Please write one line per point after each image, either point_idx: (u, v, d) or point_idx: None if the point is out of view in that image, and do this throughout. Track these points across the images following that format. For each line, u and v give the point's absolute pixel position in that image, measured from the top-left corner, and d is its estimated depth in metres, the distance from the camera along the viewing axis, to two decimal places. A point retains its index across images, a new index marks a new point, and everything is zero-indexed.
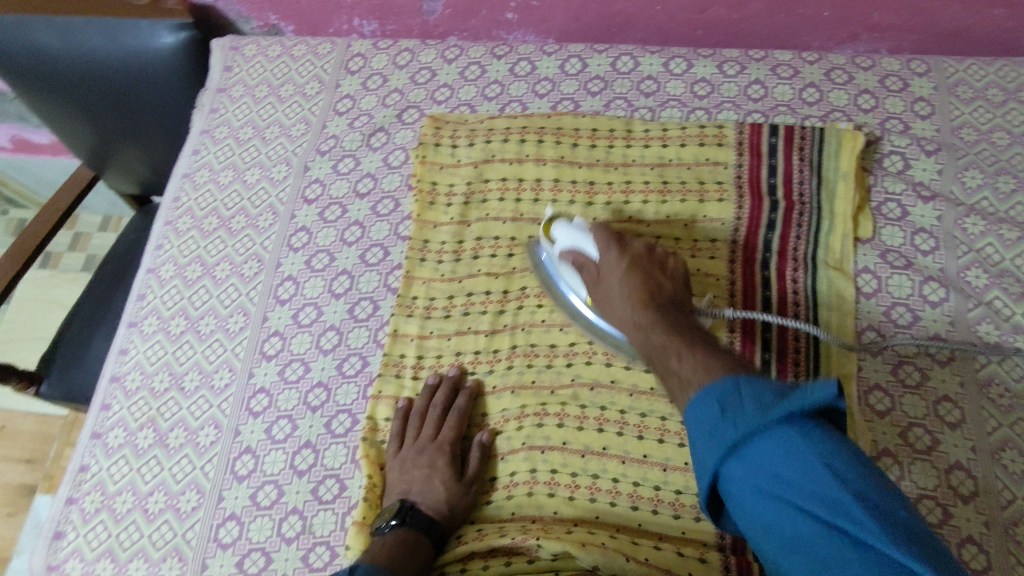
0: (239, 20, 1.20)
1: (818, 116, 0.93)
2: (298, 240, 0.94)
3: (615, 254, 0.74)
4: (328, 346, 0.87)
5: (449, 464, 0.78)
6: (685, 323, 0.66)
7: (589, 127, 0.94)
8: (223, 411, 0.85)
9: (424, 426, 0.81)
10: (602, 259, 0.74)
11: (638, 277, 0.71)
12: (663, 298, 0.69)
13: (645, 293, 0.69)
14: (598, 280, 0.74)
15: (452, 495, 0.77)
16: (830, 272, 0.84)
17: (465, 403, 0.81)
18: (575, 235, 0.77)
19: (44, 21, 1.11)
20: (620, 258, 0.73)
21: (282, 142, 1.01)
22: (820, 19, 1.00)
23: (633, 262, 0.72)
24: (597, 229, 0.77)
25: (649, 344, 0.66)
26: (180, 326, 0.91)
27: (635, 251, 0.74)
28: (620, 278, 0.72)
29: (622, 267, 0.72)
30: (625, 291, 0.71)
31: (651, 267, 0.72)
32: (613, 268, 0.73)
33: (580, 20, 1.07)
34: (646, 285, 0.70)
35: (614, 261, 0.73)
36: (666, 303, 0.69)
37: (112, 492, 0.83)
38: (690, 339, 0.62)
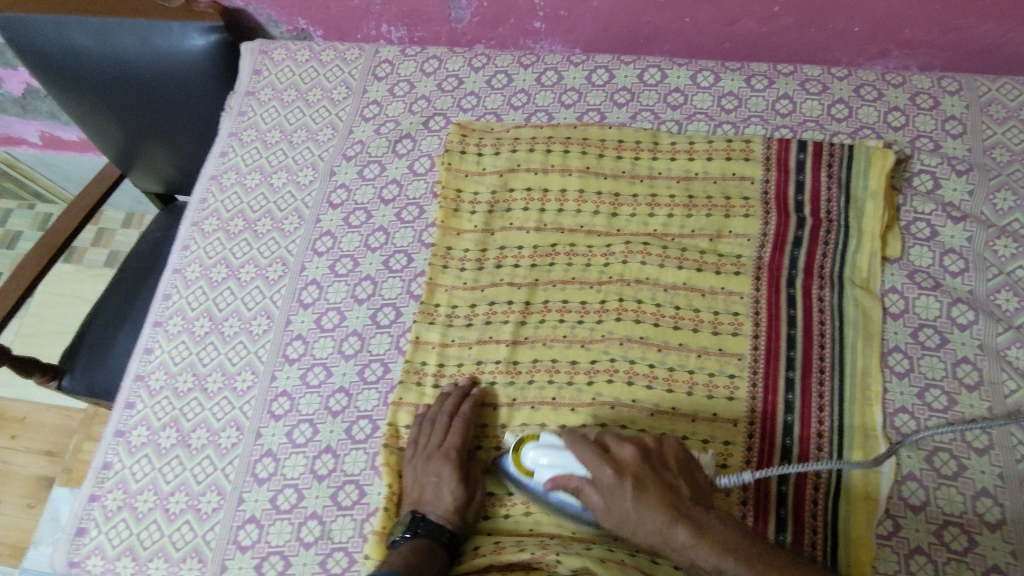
0: (269, 24, 1.21)
1: (847, 133, 0.93)
2: (323, 244, 0.95)
3: (611, 475, 0.69)
4: (350, 351, 0.88)
5: (457, 471, 0.77)
6: (727, 529, 0.65)
7: (615, 139, 0.94)
8: (245, 413, 0.86)
9: (433, 433, 0.80)
10: (598, 480, 0.69)
11: (650, 501, 0.67)
12: (686, 507, 0.67)
13: (668, 513, 0.66)
14: (605, 508, 0.69)
15: (461, 503, 0.76)
16: (857, 291, 0.83)
17: (471, 410, 0.81)
18: (558, 459, 0.72)
19: (81, 23, 1.13)
20: (624, 480, 0.68)
21: (309, 146, 1.02)
22: (850, 34, 1.00)
23: (638, 482, 0.68)
24: (578, 449, 0.71)
25: (702, 573, 0.63)
26: (204, 327, 0.92)
27: (631, 464, 0.69)
28: (631, 503, 0.67)
29: (629, 490, 0.67)
30: (643, 520, 0.66)
31: (651, 473, 0.69)
32: (620, 491, 0.68)
33: (609, 30, 1.07)
34: (658, 499, 0.67)
35: (614, 485, 0.68)
36: (694, 513, 0.66)
37: (134, 491, 0.83)
38: (741, 559, 0.62)
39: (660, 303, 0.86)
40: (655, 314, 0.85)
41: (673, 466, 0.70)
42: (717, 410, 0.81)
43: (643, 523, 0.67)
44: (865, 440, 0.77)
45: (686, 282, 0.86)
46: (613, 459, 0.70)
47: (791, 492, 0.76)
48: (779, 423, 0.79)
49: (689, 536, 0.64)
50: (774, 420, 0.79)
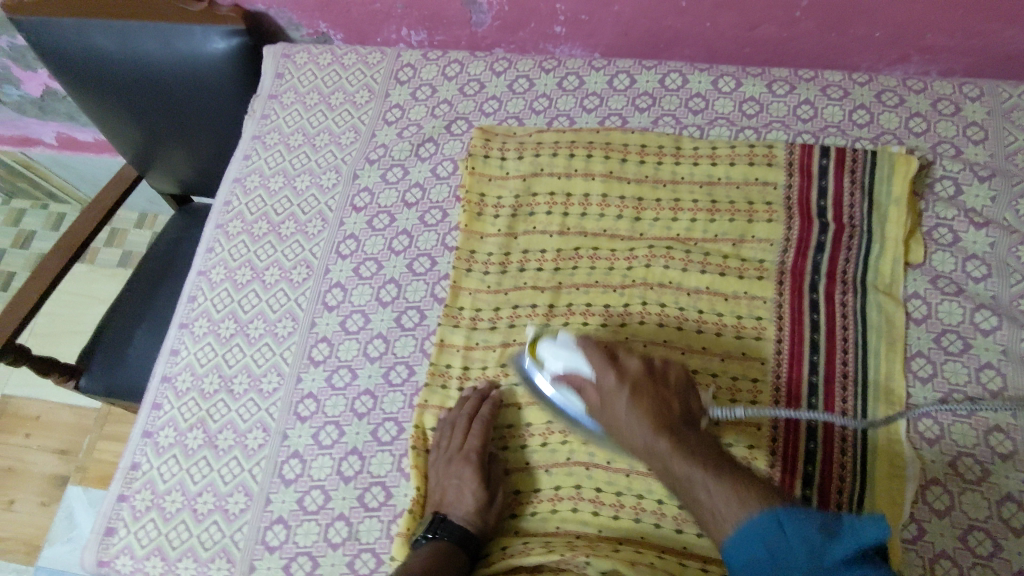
0: (290, 27, 1.21)
1: (869, 138, 0.93)
2: (347, 247, 0.95)
3: (612, 379, 0.71)
4: (375, 354, 0.89)
5: (478, 473, 0.78)
6: (707, 449, 0.65)
7: (638, 143, 0.95)
8: (271, 415, 0.87)
9: (453, 436, 0.80)
10: (600, 382, 0.72)
11: (640, 405, 0.69)
12: (673, 419, 0.68)
13: (653, 418, 0.68)
14: (599, 407, 0.72)
15: (483, 505, 0.77)
16: (880, 297, 0.84)
17: (491, 412, 0.81)
18: (569, 356, 0.75)
19: (103, 26, 1.14)
20: (622, 382, 0.70)
21: (332, 149, 1.02)
22: (871, 39, 1.00)
23: (634, 387, 0.70)
24: (589, 349, 0.74)
25: (669, 474, 0.65)
26: (230, 328, 0.93)
27: (634, 372, 0.71)
28: (623, 404, 0.70)
29: (625, 394, 0.70)
30: (629, 422, 0.69)
31: (651, 383, 0.71)
32: (614, 392, 0.71)
33: (629, 35, 1.08)
34: (651, 407, 0.69)
35: (612, 385, 0.71)
36: (678, 425, 0.68)
37: (162, 491, 0.84)
38: (706, 466, 0.63)
39: (684, 307, 0.86)
40: (679, 318, 0.86)
41: (673, 383, 0.72)
42: (741, 413, 0.81)
43: (629, 421, 0.69)
44: (889, 443, 0.78)
45: (710, 286, 0.87)
46: (619, 366, 0.72)
47: (814, 496, 0.76)
48: (803, 427, 0.79)
49: (667, 445, 0.66)
50: (796, 423, 0.79)
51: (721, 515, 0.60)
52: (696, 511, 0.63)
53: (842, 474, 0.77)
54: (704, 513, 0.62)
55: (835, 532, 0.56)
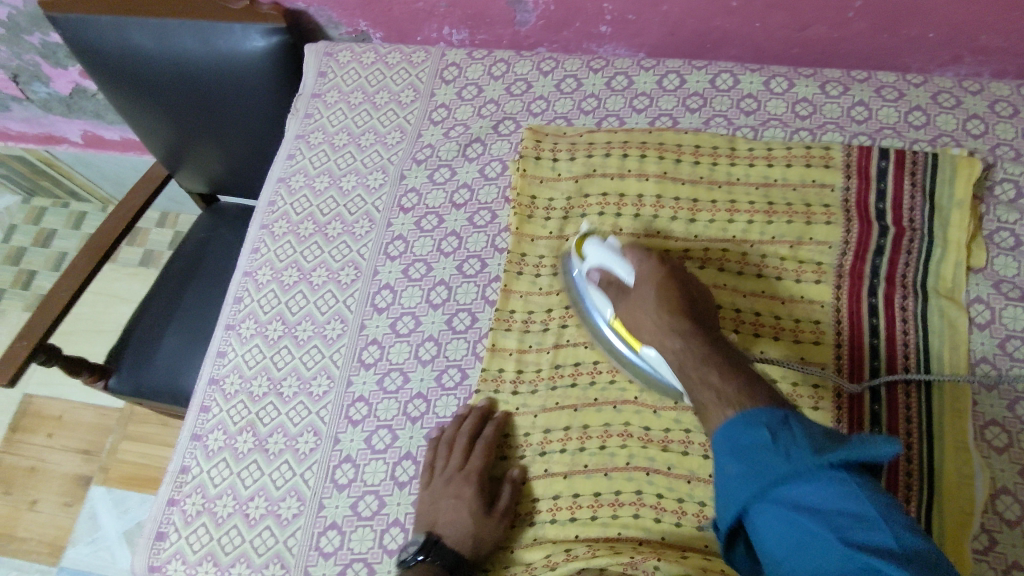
0: (328, 25, 1.20)
1: (926, 140, 0.92)
2: (395, 249, 0.94)
3: (649, 274, 0.77)
4: (427, 357, 0.87)
5: (478, 496, 0.78)
6: (721, 349, 0.70)
7: (692, 144, 0.93)
8: (322, 418, 0.86)
9: (453, 456, 0.79)
10: (637, 279, 0.78)
11: (670, 294, 0.74)
12: (696, 314, 0.74)
13: (676, 311, 0.73)
14: (625, 293, 0.78)
15: (480, 529, 0.76)
16: (942, 301, 0.82)
17: (494, 433, 0.81)
18: (607, 257, 0.80)
19: (141, 24, 1.13)
20: (657, 273, 0.77)
21: (378, 149, 1.01)
22: (925, 40, 0.98)
23: (669, 278, 0.76)
24: (632, 248, 0.80)
25: (680, 355, 0.69)
26: (277, 330, 0.91)
27: (670, 266, 0.78)
28: (653, 288, 0.76)
29: (659, 276, 0.76)
30: (651, 311, 0.74)
31: (683, 280, 0.77)
32: (648, 279, 0.77)
33: (676, 35, 1.06)
34: (678, 302, 0.74)
35: (649, 271, 0.77)
36: (699, 323, 0.73)
37: (213, 495, 0.83)
38: (717, 359, 0.67)
39: (740, 310, 0.85)
40: (735, 320, 0.85)
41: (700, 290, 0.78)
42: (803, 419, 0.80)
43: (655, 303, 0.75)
44: (957, 450, 0.76)
45: (766, 289, 0.86)
46: (660, 267, 0.77)
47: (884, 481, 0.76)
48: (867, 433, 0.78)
49: (688, 326, 0.71)
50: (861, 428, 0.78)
51: (722, 392, 0.63)
52: (693, 390, 0.66)
53: (910, 481, 0.76)
54: (702, 392, 0.65)
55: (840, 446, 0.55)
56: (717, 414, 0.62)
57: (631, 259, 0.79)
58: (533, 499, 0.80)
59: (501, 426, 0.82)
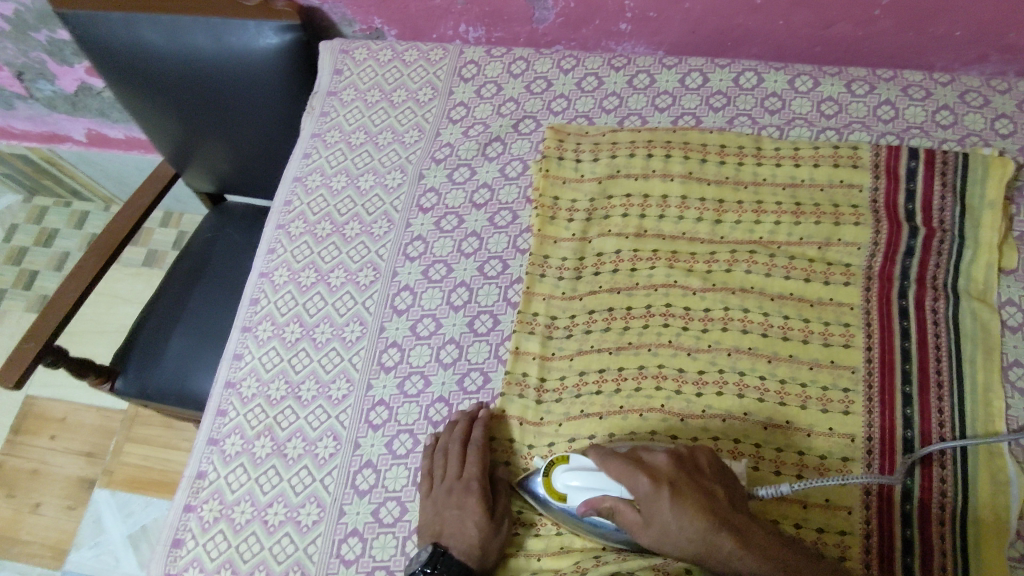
0: (342, 22, 1.18)
1: (954, 140, 0.90)
2: (414, 250, 0.93)
3: (651, 492, 0.66)
4: (448, 360, 0.86)
5: (481, 504, 0.75)
6: (769, 539, 0.65)
7: (717, 143, 0.92)
8: (342, 422, 0.84)
9: (449, 463, 0.78)
10: (637, 498, 0.67)
11: (688, 506, 0.65)
12: (724, 513, 0.66)
13: (708, 522, 0.65)
14: (642, 522, 0.68)
15: (485, 538, 0.74)
16: (973, 303, 0.81)
17: (484, 435, 0.79)
18: (589, 480, 0.71)
19: (153, 20, 1.11)
20: (659, 494, 0.66)
21: (395, 148, 1.00)
22: (951, 38, 0.97)
23: (676, 491, 0.66)
24: (610, 465, 0.69)
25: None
26: (296, 332, 0.90)
27: (665, 472, 0.68)
28: (671, 516, 0.66)
29: (667, 501, 0.66)
30: (684, 535, 0.65)
31: (688, 481, 0.67)
32: (655, 505, 0.66)
33: (696, 33, 1.04)
34: (703, 511, 0.65)
35: (650, 496, 0.66)
36: (734, 520, 0.66)
37: (231, 501, 0.82)
38: (786, 573, 0.63)
39: (768, 313, 0.83)
40: (763, 324, 0.83)
41: (707, 469, 0.69)
42: (833, 424, 0.78)
43: (684, 535, 0.66)
44: (991, 455, 0.75)
45: (795, 292, 0.84)
46: (651, 475, 0.67)
47: (917, 487, 0.75)
48: (899, 438, 0.76)
49: (733, 548, 0.64)
50: (893, 433, 0.77)
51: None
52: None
53: (944, 487, 0.74)
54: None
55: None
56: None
57: (618, 475, 0.68)
58: None
59: (488, 427, 0.81)
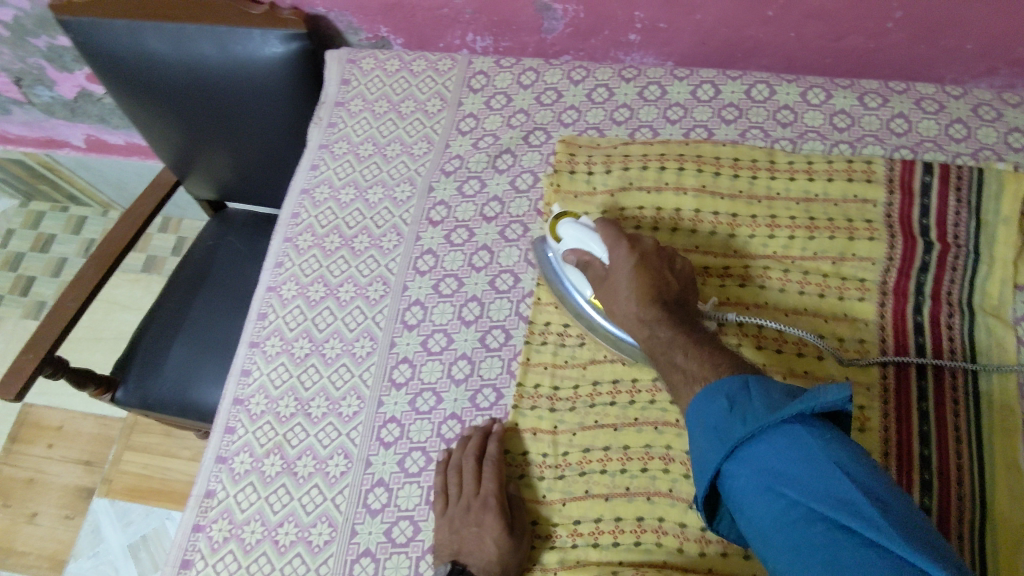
0: (348, 31, 1.17)
1: (968, 154, 0.89)
2: (424, 263, 0.92)
3: (621, 252, 0.75)
4: (460, 375, 0.85)
5: (500, 520, 0.74)
6: (691, 323, 0.70)
7: (730, 157, 0.91)
8: (353, 440, 0.83)
9: (464, 481, 0.77)
10: (611, 256, 0.75)
11: (642, 272, 0.73)
12: (668, 296, 0.72)
13: (650, 288, 0.72)
14: (604, 278, 0.76)
15: (506, 555, 0.73)
16: (989, 319, 0.80)
17: (499, 449, 0.78)
18: (583, 235, 0.77)
19: (156, 27, 1.10)
20: (628, 259, 0.74)
21: (404, 160, 0.99)
22: (962, 51, 0.96)
23: (642, 260, 0.74)
24: (604, 227, 0.77)
25: (652, 339, 0.70)
26: (305, 348, 0.89)
27: (643, 249, 0.75)
28: (625, 276, 0.73)
29: (629, 264, 0.73)
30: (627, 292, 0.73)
31: (657, 259, 0.74)
32: (620, 265, 0.74)
33: (706, 44, 1.04)
34: (652, 278, 0.72)
35: (620, 258, 0.74)
36: (672, 299, 0.72)
37: (241, 521, 0.81)
38: (688, 336, 0.68)
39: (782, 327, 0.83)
40: (777, 340, 0.82)
41: (679, 268, 0.76)
42: None
43: (627, 294, 0.73)
44: (1007, 473, 0.74)
45: (808, 308, 0.83)
46: (633, 240, 0.75)
47: (935, 505, 0.73)
48: (916, 454, 0.75)
49: (657, 312, 0.70)
50: (910, 449, 0.76)
51: (688, 374, 0.64)
52: (667, 374, 0.67)
53: (962, 505, 0.73)
54: (673, 375, 0.66)
55: (798, 396, 0.55)
56: (687, 391, 0.64)
57: (606, 235, 0.76)
58: (571, 520, 0.76)
59: (502, 441, 0.80)
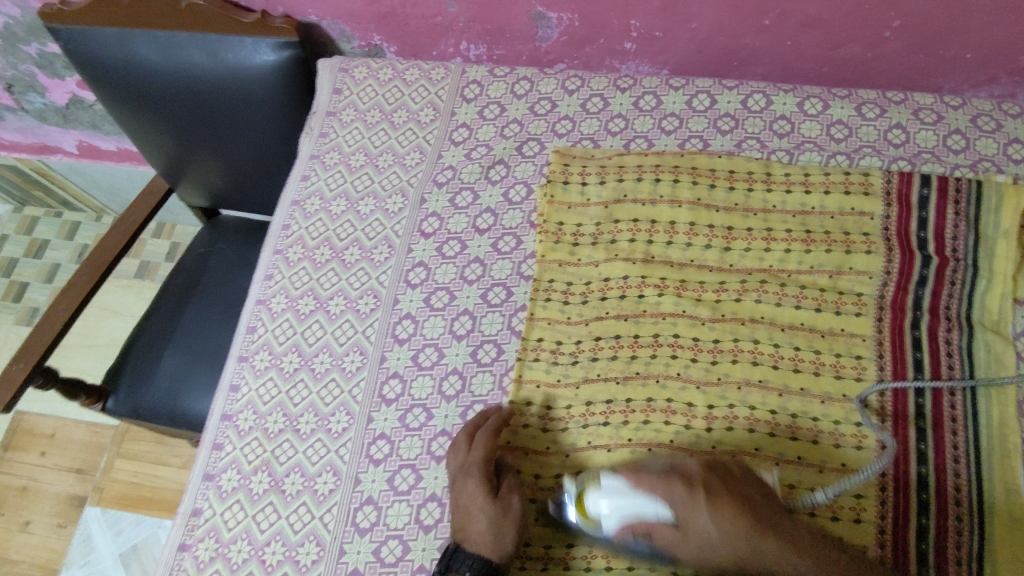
0: (340, 39, 1.16)
1: (967, 165, 0.88)
2: (416, 276, 0.91)
3: (688, 502, 0.65)
4: (451, 392, 0.83)
5: (481, 486, 0.73)
6: (810, 537, 0.66)
7: (726, 169, 0.90)
8: (342, 457, 0.81)
9: (456, 455, 0.76)
10: (678, 512, 0.65)
11: (729, 517, 0.65)
12: (762, 513, 0.66)
13: (751, 527, 0.65)
14: (681, 537, 0.66)
15: (489, 520, 0.71)
16: (988, 335, 0.79)
17: (495, 424, 0.77)
18: (627, 506, 0.66)
19: (147, 36, 1.09)
20: (698, 502, 0.65)
21: (396, 171, 0.98)
22: (962, 60, 0.94)
23: (715, 502, 0.65)
24: (638, 477, 0.67)
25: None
26: (293, 363, 0.88)
27: (701, 481, 0.67)
28: (713, 529, 0.65)
29: (707, 513, 0.65)
30: (726, 545, 0.65)
31: (726, 489, 0.67)
32: (694, 510, 0.65)
33: (702, 53, 1.02)
34: (739, 517, 0.65)
35: (693, 514, 0.65)
36: (772, 519, 0.66)
37: (227, 540, 0.79)
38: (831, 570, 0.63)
39: (778, 344, 0.81)
40: (773, 356, 0.80)
41: (739, 474, 0.69)
42: (845, 460, 0.75)
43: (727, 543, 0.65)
44: (1007, 495, 0.72)
45: (805, 322, 0.81)
46: (690, 485, 0.66)
47: (933, 526, 0.72)
48: (913, 475, 0.73)
49: (776, 549, 0.64)
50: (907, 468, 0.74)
51: None
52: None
53: (959, 527, 0.71)
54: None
55: None
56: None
57: (654, 496, 0.66)
58: (564, 542, 0.75)
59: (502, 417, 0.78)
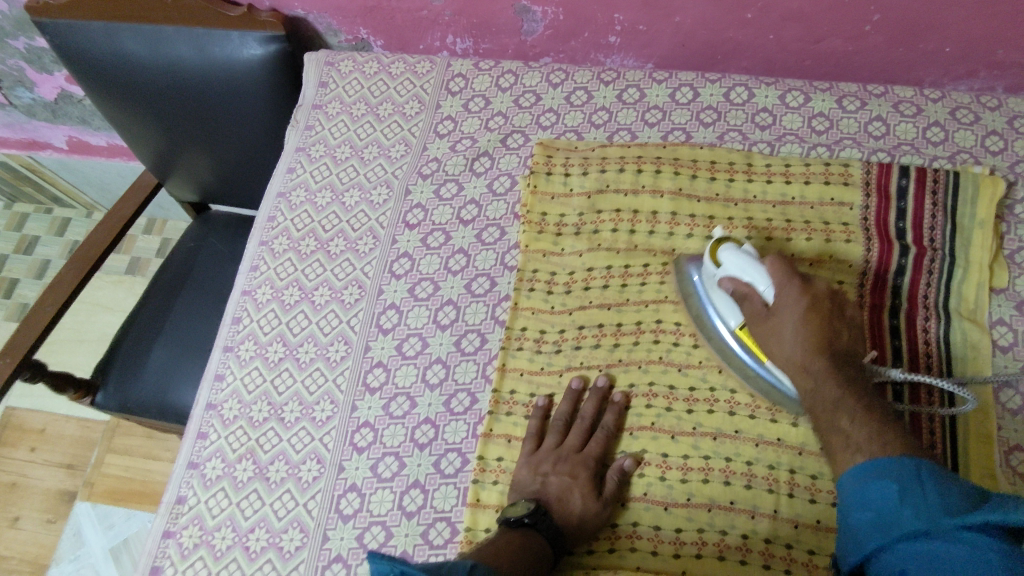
0: (327, 33, 1.16)
1: (945, 157, 0.89)
2: (400, 267, 0.91)
3: (794, 297, 0.72)
4: (435, 380, 0.84)
5: (591, 479, 0.75)
6: (859, 381, 0.69)
7: (708, 159, 0.91)
8: (325, 445, 0.82)
9: (572, 434, 0.78)
10: (779, 295, 0.73)
11: (813, 328, 0.71)
12: (839, 349, 0.71)
13: (821, 342, 0.71)
14: (766, 316, 0.74)
15: (587, 510, 0.73)
16: (965, 323, 0.80)
17: (615, 421, 0.78)
18: (744, 266, 0.75)
19: (134, 29, 1.09)
20: (800, 301, 0.72)
21: (381, 163, 0.99)
22: (941, 54, 0.95)
23: (811, 310, 0.72)
24: (772, 264, 0.74)
25: (815, 396, 0.69)
26: (279, 352, 0.89)
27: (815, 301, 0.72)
28: (794, 323, 0.72)
29: (800, 313, 0.72)
30: (793, 339, 0.72)
31: (830, 314, 0.72)
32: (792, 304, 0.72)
33: (686, 46, 1.03)
34: (822, 330, 0.71)
35: (790, 302, 0.72)
36: (843, 358, 0.71)
37: (211, 527, 0.80)
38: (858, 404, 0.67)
39: None
40: None
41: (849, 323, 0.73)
42: None
43: (793, 344, 0.72)
44: (981, 479, 0.73)
45: None
46: (807, 287, 0.73)
47: None
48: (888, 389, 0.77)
49: (822, 367, 0.70)
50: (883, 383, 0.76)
51: (853, 443, 0.65)
52: (829, 438, 0.68)
53: None
54: (834, 437, 0.67)
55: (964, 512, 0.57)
56: (845, 459, 0.65)
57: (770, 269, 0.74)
58: None
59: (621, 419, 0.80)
